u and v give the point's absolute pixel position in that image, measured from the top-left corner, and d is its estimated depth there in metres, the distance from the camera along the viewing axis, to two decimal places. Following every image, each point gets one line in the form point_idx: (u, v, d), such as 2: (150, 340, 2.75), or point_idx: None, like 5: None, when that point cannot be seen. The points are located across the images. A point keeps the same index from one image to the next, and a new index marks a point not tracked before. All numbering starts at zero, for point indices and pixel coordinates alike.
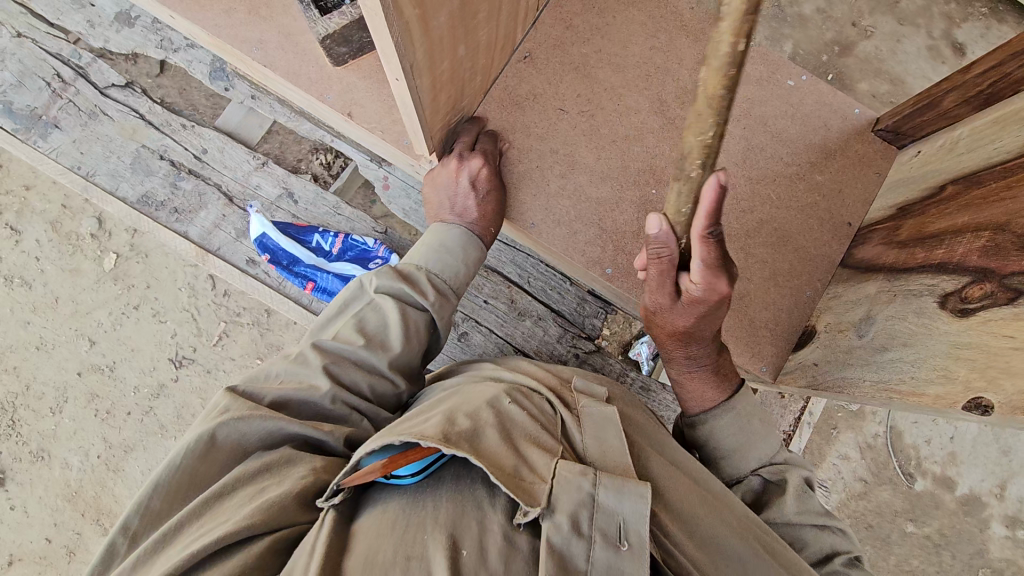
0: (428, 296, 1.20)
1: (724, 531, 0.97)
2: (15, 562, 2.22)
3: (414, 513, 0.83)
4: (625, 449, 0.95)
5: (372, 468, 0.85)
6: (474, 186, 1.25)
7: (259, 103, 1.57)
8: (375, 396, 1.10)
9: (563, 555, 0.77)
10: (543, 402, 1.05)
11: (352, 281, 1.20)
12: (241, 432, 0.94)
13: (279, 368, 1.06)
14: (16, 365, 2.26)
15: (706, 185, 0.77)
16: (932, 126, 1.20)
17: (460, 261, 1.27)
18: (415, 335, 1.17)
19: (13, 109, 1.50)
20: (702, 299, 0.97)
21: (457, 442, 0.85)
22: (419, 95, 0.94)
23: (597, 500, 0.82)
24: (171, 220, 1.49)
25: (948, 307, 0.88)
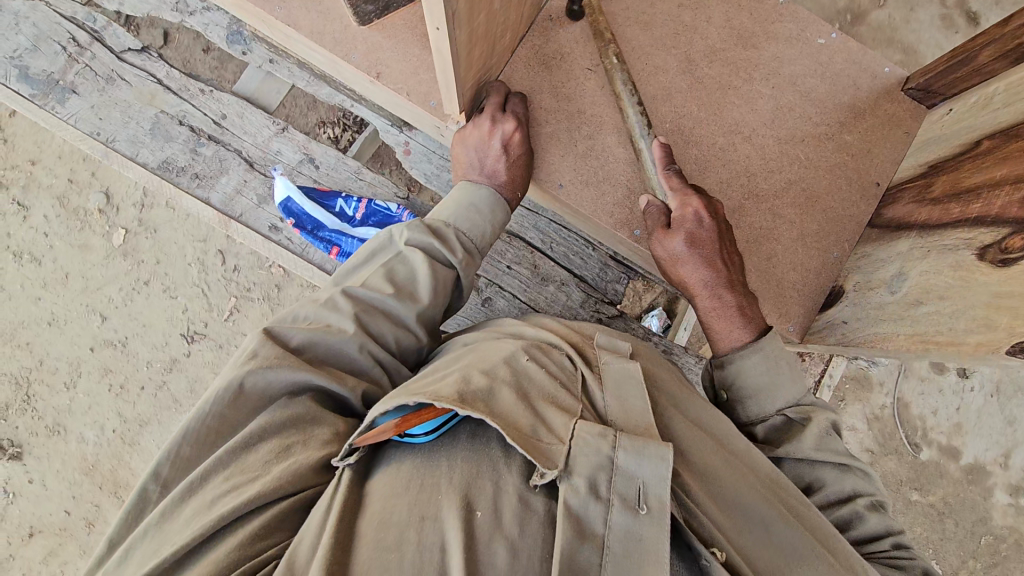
0: (457, 254, 1.19)
1: (746, 492, 0.95)
2: (35, 534, 2.25)
3: (427, 473, 0.82)
4: (647, 409, 0.93)
5: (385, 427, 0.82)
6: (506, 149, 1.23)
7: (278, 67, 1.56)
8: (399, 346, 1.10)
9: (581, 518, 0.75)
10: (561, 358, 1.04)
11: (381, 232, 1.18)
12: (268, 379, 0.92)
13: (307, 311, 1.05)
14: (28, 341, 2.26)
15: (652, 145, 1.23)
16: (965, 82, 1.18)
17: (487, 222, 1.24)
18: (443, 290, 1.16)
19: (30, 74, 1.48)
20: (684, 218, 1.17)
21: (472, 403, 0.83)
22: (457, 47, 0.93)
23: (618, 462, 0.79)
24: (193, 186, 1.48)
25: (987, 258, 0.89)
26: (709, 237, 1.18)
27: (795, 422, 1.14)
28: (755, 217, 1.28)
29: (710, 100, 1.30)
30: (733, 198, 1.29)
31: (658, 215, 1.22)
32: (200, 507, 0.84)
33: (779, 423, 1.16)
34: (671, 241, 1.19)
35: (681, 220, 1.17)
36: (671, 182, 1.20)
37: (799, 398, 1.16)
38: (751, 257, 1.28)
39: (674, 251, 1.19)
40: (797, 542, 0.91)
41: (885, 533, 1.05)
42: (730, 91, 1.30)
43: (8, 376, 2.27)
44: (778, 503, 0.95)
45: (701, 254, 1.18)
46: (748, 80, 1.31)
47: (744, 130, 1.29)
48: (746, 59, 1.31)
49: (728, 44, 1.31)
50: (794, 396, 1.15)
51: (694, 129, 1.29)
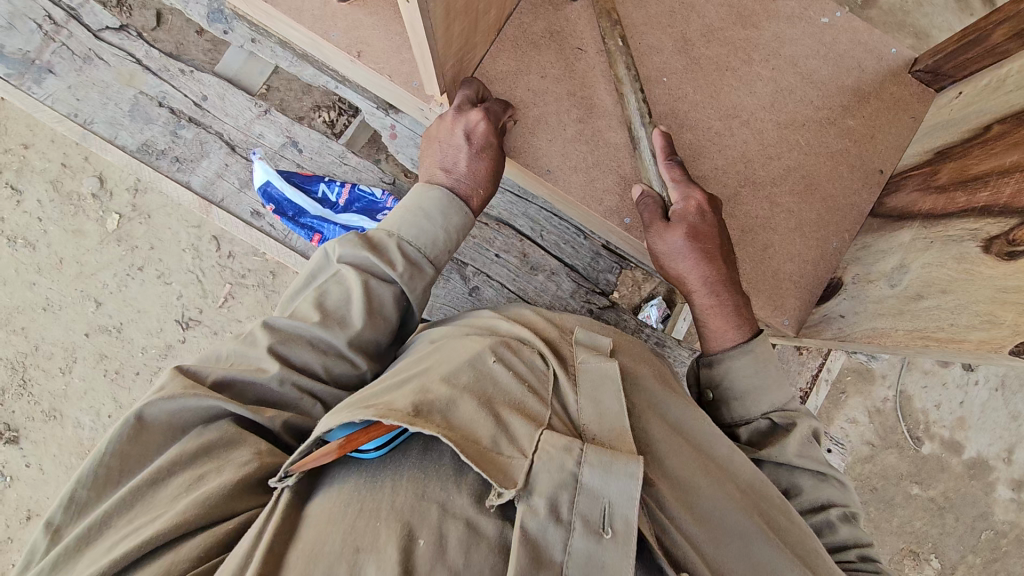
0: (397, 267, 1.09)
1: (725, 504, 0.91)
2: (32, 518, 2.25)
3: (369, 495, 0.77)
4: (621, 412, 0.89)
5: (327, 449, 0.78)
6: (469, 139, 1.15)
7: (261, 47, 1.51)
8: (333, 374, 1.01)
9: (538, 542, 0.71)
10: (532, 357, 0.99)
11: (318, 251, 1.10)
12: (173, 411, 0.87)
13: (229, 348, 0.98)
14: (24, 326, 2.24)
15: (653, 135, 1.17)
16: (976, 64, 1.12)
17: (439, 228, 1.14)
18: (381, 311, 1.07)
19: (6, 53, 1.44)
20: (684, 210, 1.12)
21: (428, 416, 0.80)
22: (432, 22, 0.88)
23: (582, 481, 0.75)
24: (174, 169, 1.44)
25: (993, 251, 0.83)
26: (710, 231, 1.12)
27: (779, 427, 1.09)
28: (751, 205, 1.23)
29: (707, 82, 1.24)
30: (728, 185, 1.23)
31: (656, 207, 1.16)
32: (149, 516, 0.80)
33: (763, 427, 1.11)
34: (672, 236, 1.12)
35: (683, 214, 1.12)
36: (672, 174, 1.15)
37: (785, 403, 1.12)
38: (745, 249, 1.23)
39: (673, 245, 1.13)
40: (778, 562, 0.87)
41: (851, 545, 1.01)
42: (728, 73, 1.24)
43: (3, 361, 2.25)
44: (757, 516, 0.91)
45: (702, 249, 1.12)
46: (747, 61, 1.25)
47: (741, 114, 1.24)
48: (745, 38, 1.25)
49: (727, 23, 1.25)
50: (780, 400, 1.11)
51: (689, 112, 1.24)
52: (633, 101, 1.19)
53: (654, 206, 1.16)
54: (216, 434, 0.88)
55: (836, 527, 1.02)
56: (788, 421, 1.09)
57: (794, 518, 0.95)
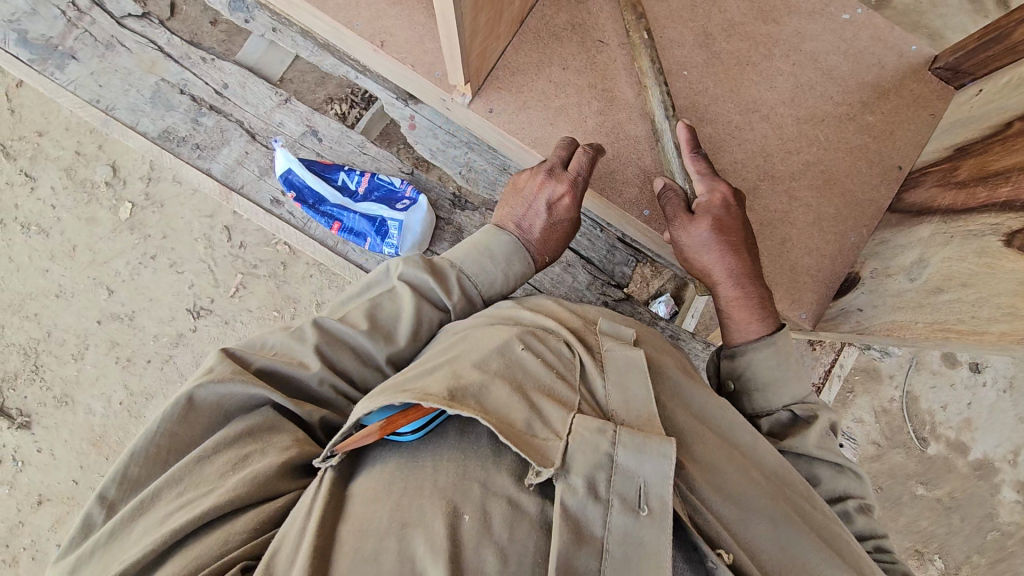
0: (452, 296, 1.13)
1: (749, 487, 0.91)
2: (44, 502, 2.27)
3: (411, 474, 0.79)
4: (649, 397, 0.90)
5: (370, 431, 0.80)
6: (550, 209, 1.21)
7: (281, 36, 1.51)
8: (366, 378, 1.03)
9: (580, 520, 0.74)
10: (559, 345, 1.00)
11: (379, 263, 1.13)
12: (220, 395, 0.88)
13: (273, 337, 1.00)
14: (37, 312, 2.27)
15: (678, 128, 1.16)
16: (997, 61, 1.13)
17: (500, 273, 1.18)
18: (425, 334, 1.10)
19: (28, 39, 1.45)
20: (709, 203, 1.13)
21: (463, 401, 0.81)
22: (461, 10, 0.89)
23: (617, 462, 0.76)
24: (194, 156, 1.46)
25: (1016, 244, 0.83)
26: (734, 224, 1.13)
27: (800, 420, 1.11)
28: (771, 199, 1.24)
29: (728, 76, 1.25)
30: (748, 178, 1.24)
31: (679, 200, 1.17)
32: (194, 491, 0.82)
33: (784, 419, 1.12)
34: (696, 229, 1.13)
35: (708, 207, 1.13)
36: (698, 167, 1.14)
37: (805, 396, 1.13)
38: (765, 244, 1.24)
39: (698, 238, 1.14)
40: (805, 543, 0.89)
41: (867, 535, 1.03)
42: (748, 68, 1.25)
43: (17, 347, 2.27)
44: (783, 502, 0.92)
45: (726, 242, 1.13)
46: (767, 56, 1.25)
47: (761, 108, 1.24)
48: (765, 33, 1.25)
49: (747, 18, 1.26)
50: (801, 392, 1.12)
51: (709, 106, 1.24)
52: (656, 93, 1.20)
53: (678, 199, 1.17)
54: (257, 417, 0.89)
55: (853, 517, 1.04)
56: (809, 413, 1.10)
57: (817, 505, 0.97)
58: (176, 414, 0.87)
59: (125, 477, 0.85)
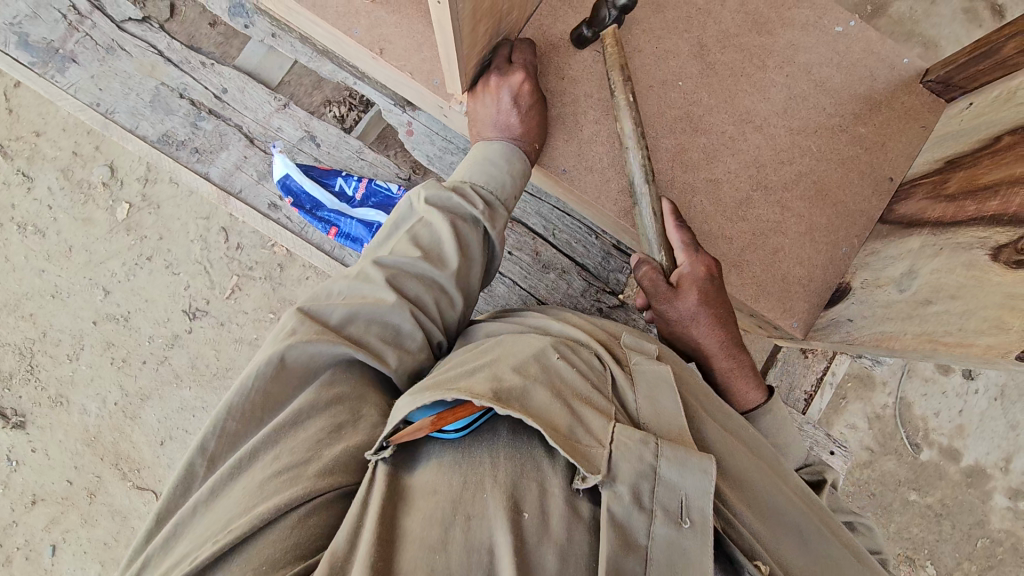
0: (478, 206, 1.12)
1: (784, 501, 0.93)
2: (38, 502, 2.27)
3: (471, 467, 0.80)
4: (679, 411, 0.91)
5: (421, 426, 0.81)
6: (516, 101, 1.17)
7: (280, 42, 1.53)
8: (438, 305, 1.06)
9: (625, 527, 0.75)
10: (590, 357, 1.00)
11: (400, 201, 1.13)
12: (311, 354, 0.90)
13: (340, 286, 1.01)
14: (32, 313, 2.27)
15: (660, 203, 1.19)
16: (988, 75, 1.14)
17: (505, 172, 1.18)
18: (471, 248, 1.11)
19: (29, 42, 1.45)
20: (695, 276, 1.14)
21: (508, 401, 0.81)
22: (460, 21, 0.90)
23: (660, 473, 0.78)
24: (192, 160, 1.47)
25: (1003, 258, 0.85)
26: (719, 296, 1.15)
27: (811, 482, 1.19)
28: (763, 209, 1.25)
29: (722, 87, 1.26)
30: (741, 188, 1.25)
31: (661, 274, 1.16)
32: (241, 487, 0.82)
33: None
34: (684, 303, 1.13)
35: (693, 279, 1.14)
36: (682, 236, 1.16)
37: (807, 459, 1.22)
38: (758, 257, 1.25)
39: (687, 311, 1.14)
40: (833, 550, 0.92)
41: None
42: (742, 79, 1.26)
43: (12, 347, 2.28)
44: (811, 513, 0.95)
45: (714, 315, 1.15)
46: (761, 68, 1.27)
47: (754, 119, 1.26)
48: (760, 45, 1.27)
49: (741, 28, 1.27)
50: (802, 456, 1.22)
51: (704, 116, 1.26)
52: (637, 160, 1.18)
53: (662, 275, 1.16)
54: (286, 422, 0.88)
55: None
56: (817, 477, 1.19)
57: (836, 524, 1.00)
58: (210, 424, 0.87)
59: (223, 430, 0.87)
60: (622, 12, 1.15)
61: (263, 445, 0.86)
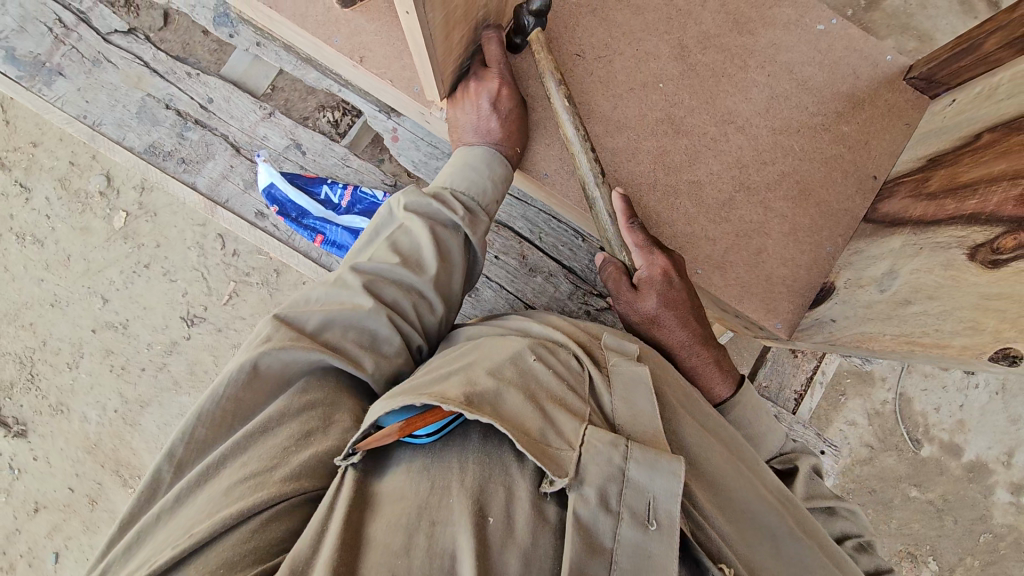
0: (458, 212, 1.13)
1: (758, 504, 0.94)
2: (40, 510, 2.29)
3: (439, 473, 0.81)
4: (655, 414, 0.91)
5: (389, 431, 0.81)
6: (495, 106, 1.18)
7: (264, 50, 1.54)
8: (416, 311, 1.06)
9: (591, 530, 0.75)
10: (569, 358, 1.00)
11: (380, 208, 1.14)
12: (286, 362, 0.90)
13: (318, 293, 1.01)
14: (32, 322, 2.29)
15: (613, 197, 1.18)
16: (970, 72, 1.13)
17: (485, 178, 1.19)
18: (450, 254, 1.12)
19: (16, 55, 1.47)
20: (652, 277, 1.15)
21: (479, 406, 0.83)
22: (431, 31, 0.90)
23: (629, 475, 0.78)
24: (179, 170, 1.48)
25: (979, 259, 0.84)
26: (680, 295, 1.16)
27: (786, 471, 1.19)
28: (746, 210, 1.25)
29: (703, 88, 1.26)
30: (723, 190, 1.25)
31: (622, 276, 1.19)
32: (212, 493, 0.82)
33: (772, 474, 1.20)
34: (643, 304, 1.16)
35: (649, 280, 1.15)
36: (636, 238, 1.17)
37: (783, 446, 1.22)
38: (740, 257, 1.25)
39: (647, 311, 1.17)
40: (804, 557, 0.92)
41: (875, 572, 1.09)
42: (724, 80, 1.26)
43: (13, 356, 2.30)
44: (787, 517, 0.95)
45: (674, 314, 1.16)
46: (743, 68, 1.26)
47: (736, 120, 1.26)
48: (741, 45, 1.27)
49: (723, 29, 1.27)
50: (778, 445, 1.22)
51: (685, 118, 1.26)
52: (585, 161, 1.18)
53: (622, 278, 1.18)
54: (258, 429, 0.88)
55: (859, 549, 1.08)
56: (790, 465, 1.19)
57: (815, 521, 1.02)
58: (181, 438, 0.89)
59: (193, 437, 0.87)
60: (539, 17, 1.16)
61: (235, 451, 0.87)
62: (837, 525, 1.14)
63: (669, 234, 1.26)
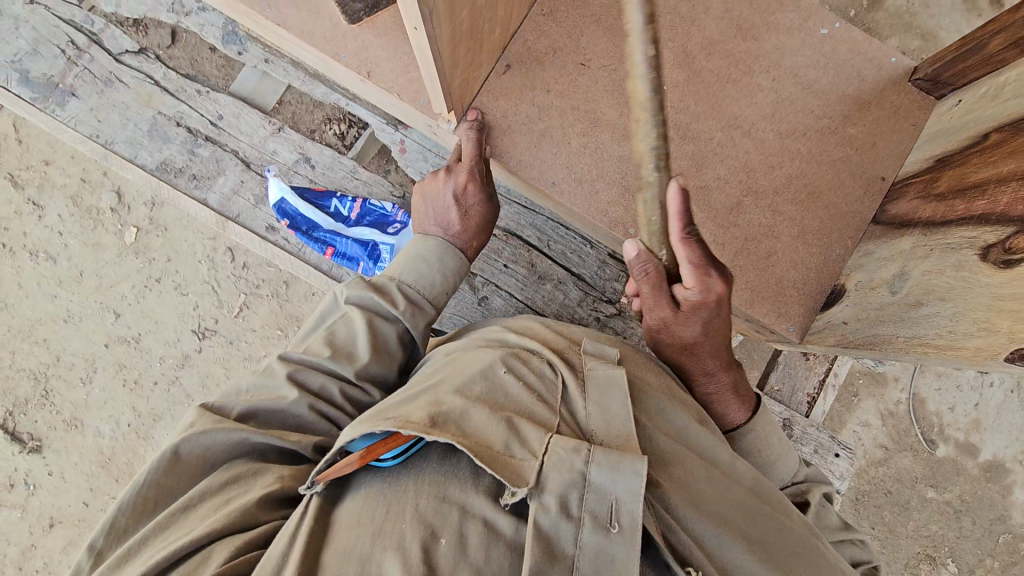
0: (399, 305, 1.16)
1: (731, 506, 0.94)
2: (55, 525, 2.31)
3: (394, 497, 0.81)
4: (629, 416, 0.91)
5: (349, 460, 0.83)
6: (458, 200, 1.24)
7: (273, 66, 1.57)
8: (349, 403, 1.07)
9: (551, 538, 0.75)
10: (541, 366, 1.02)
11: (326, 295, 1.17)
12: (207, 446, 0.93)
13: (247, 382, 1.04)
14: (45, 337, 2.31)
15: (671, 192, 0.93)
16: (977, 72, 1.13)
17: (436, 271, 1.22)
18: (387, 348, 1.14)
19: (30, 77, 1.50)
20: (699, 302, 1.04)
21: (443, 426, 0.84)
22: (439, 44, 0.91)
23: (590, 478, 0.78)
24: (191, 186, 1.50)
25: (991, 259, 0.84)
26: (722, 323, 1.10)
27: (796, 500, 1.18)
28: (754, 214, 1.25)
29: (708, 93, 1.26)
30: (731, 195, 1.26)
31: (661, 290, 1.06)
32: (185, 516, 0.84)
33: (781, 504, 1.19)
34: (685, 328, 1.09)
35: (697, 305, 1.04)
36: (689, 253, 1.00)
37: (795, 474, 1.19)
38: (752, 267, 1.24)
39: (686, 337, 1.11)
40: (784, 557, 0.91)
41: None
42: (728, 85, 1.27)
43: (28, 372, 2.32)
44: (766, 519, 0.95)
45: (711, 343, 1.12)
46: (747, 72, 1.27)
47: (743, 124, 1.26)
48: (745, 50, 1.27)
49: (727, 35, 1.27)
50: (789, 473, 1.19)
51: (691, 123, 1.26)
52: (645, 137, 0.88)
53: (664, 295, 1.06)
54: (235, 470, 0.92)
55: None
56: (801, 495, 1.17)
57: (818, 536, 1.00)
58: (162, 466, 0.91)
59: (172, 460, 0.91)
60: None
61: None
62: (849, 552, 1.13)
63: None
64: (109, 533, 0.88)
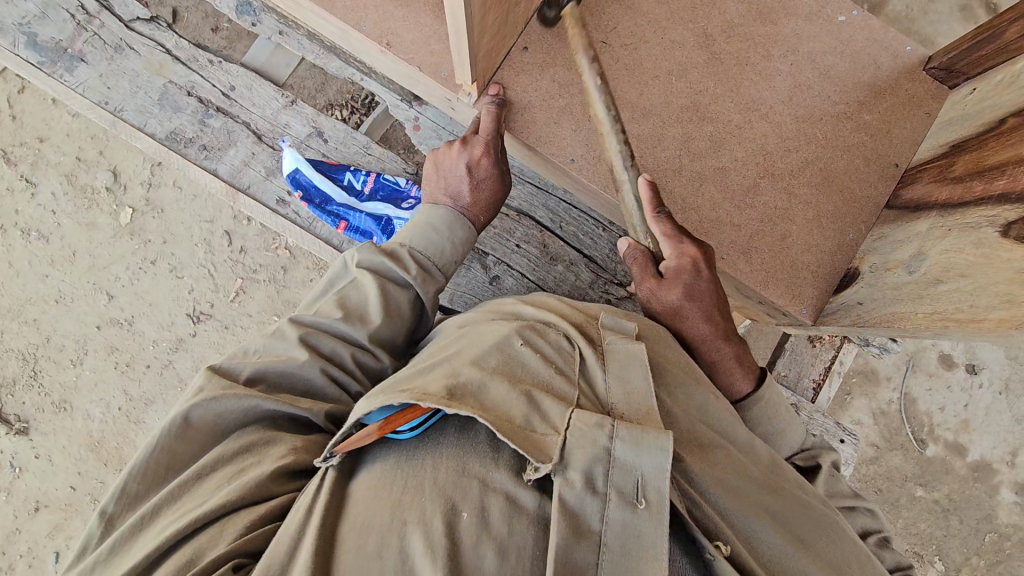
0: (410, 271, 1.15)
1: (749, 484, 0.93)
2: (41, 509, 2.26)
3: (412, 471, 0.78)
4: (650, 391, 0.90)
5: (369, 430, 0.80)
6: (470, 171, 1.24)
7: (287, 39, 1.56)
8: (357, 369, 1.06)
9: (578, 514, 0.73)
10: (559, 339, 1.00)
11: (336, 260, 1.16)
12: (218, 412, 0.90)
13: (256, 343, 1.02)
14: (35, 318, 2.27)
15: (641, 184, 1.17)
16: (990, 60, 1.15)
17: (446, 239, 1.22)
18: (397, 312, 1.13)
19: (39, 41, 1.47)
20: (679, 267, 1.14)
21: (463, 398, 0.82)
22: (471, 9, 0.91)
23: (616, 455, 0.76)
24: (200, 157, 1.48)
25: (1012, 233, 0.85)
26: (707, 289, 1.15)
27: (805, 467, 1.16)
28: (770, 196, 1.26)
29: (727, 77, 1.27)
30: (747, 176, 1.26)
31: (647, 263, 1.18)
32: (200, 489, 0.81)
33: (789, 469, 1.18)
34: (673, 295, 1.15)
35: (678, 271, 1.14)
36: (664, 228, 1.16)
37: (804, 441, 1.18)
38: (766, 247, 1.25)
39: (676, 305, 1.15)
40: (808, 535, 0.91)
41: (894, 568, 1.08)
42: (747, 68, 1.28)
43: (15, 352, 2.27)
44: (786, 499, 0.93)
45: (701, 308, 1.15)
46: (766, 57, 1.28)
47: (760, 108, 1.27)
48: (764, 34, 1.28)
49: (745, 19, 1.29)
50: (798, 441, 1.17)
51: (710, 105, 1.27)
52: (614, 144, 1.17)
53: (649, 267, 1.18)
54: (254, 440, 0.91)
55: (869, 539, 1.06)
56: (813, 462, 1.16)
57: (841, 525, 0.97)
58: (173, 430, 0.88)
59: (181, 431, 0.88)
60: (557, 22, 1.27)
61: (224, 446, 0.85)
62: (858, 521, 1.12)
63: (691, 218, 1.26)
64: (120, 500, 0.85)
